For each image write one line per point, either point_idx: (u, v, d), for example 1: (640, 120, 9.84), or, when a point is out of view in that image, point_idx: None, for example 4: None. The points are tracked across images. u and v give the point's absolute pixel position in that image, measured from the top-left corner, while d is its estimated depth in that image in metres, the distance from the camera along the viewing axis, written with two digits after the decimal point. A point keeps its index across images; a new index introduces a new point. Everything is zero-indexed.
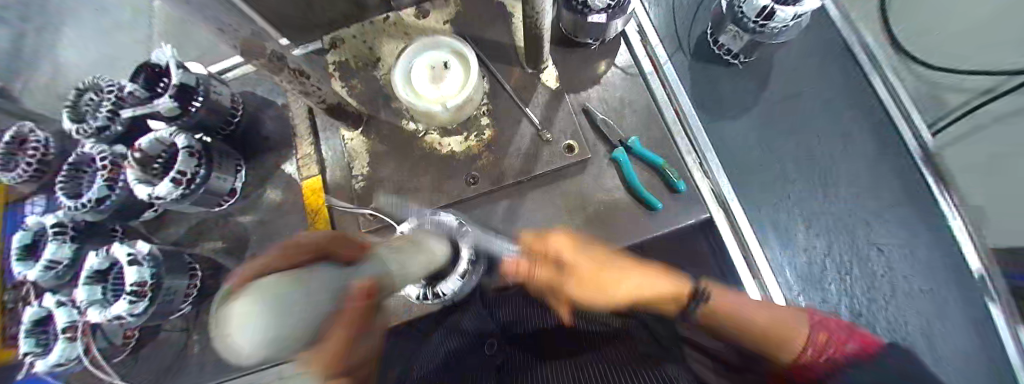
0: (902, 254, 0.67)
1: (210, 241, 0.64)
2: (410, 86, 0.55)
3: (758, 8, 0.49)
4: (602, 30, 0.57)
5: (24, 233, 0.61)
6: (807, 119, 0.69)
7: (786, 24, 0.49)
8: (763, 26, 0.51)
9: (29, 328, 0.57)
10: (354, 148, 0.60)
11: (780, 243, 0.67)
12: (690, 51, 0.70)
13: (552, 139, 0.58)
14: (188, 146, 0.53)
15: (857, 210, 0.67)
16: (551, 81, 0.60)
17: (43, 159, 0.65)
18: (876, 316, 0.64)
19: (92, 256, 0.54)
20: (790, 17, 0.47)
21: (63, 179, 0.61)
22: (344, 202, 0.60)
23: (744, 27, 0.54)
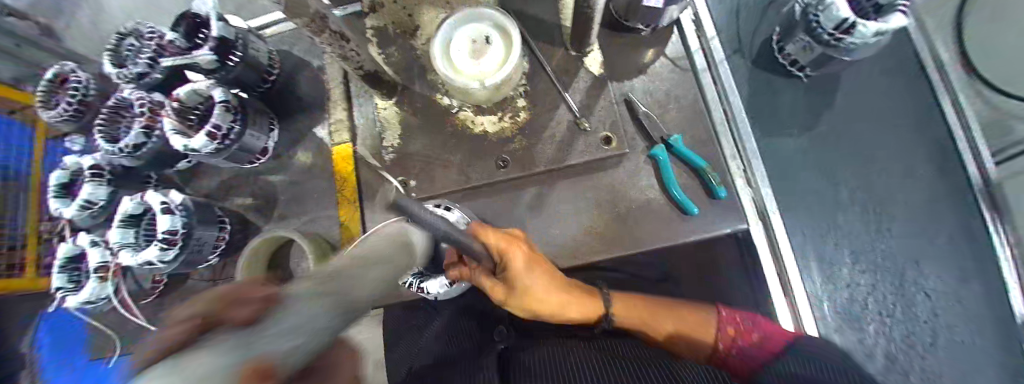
0: (952, 296, 0.62)
1: (239, 197, 0.66)
2: (448, 58, 0.53)
3: (837, 21, 0.43)
4: (658, 15, 0.52)
5: (63, 172, 0.63)
6: (868, 133, 0.64)
7: (866, 41, 0.44)
8: (839, 39, 0.46)
9: (63, 264, 0.60)
10: (385, 118, 0.59)
11: (819, 270, 0.63)
12: (751, 55, 0.63)
13: (589, 128, 0.56)
14: (225, 100, 0.54)
15: (907, 238, 0.63)
16: (594, 67, 0.57)
17: (83, 100, 0.66)
18: (913, 360, 0.60)
19: (127, 199, 0.55)
20: (871, 33, 0.42)
21: (102, 122, 0.62)
22: (373, 171, 0.60)
23: (816, 37, 0.49)
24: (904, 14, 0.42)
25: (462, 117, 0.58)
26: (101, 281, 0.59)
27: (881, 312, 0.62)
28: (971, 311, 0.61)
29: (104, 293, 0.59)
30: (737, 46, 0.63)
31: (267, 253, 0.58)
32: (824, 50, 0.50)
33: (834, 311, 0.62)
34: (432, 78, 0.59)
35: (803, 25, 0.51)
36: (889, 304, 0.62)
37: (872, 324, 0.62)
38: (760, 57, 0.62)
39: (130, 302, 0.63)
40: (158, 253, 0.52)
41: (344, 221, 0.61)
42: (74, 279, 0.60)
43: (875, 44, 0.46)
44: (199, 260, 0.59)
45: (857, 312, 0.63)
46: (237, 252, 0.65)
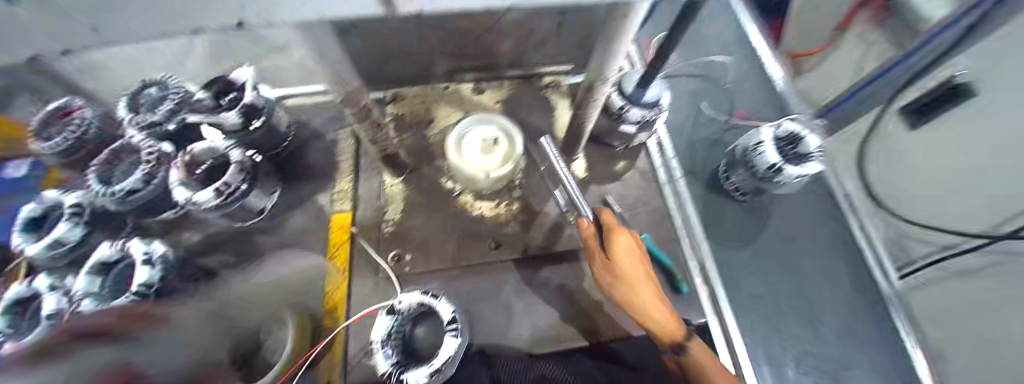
0: None
1: (218, 255, 0.64)
2: (459, 151, 0.61)
3: (769, 164, 0.60)
4: (629, 137, 0.67)
5: (35, 206, 0.59)
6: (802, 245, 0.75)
7: (792, 179, 0.60)
8: (774, 176, 0.61)
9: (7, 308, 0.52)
10: (391, 195, 0.65)
11: None
12: (705, 176, 0.75)
13: (573, 222, 0.64)
14: (240, 161, 0.57)
15: None
16: (579, 171, 0.68)
17: (82, 136, 0.62)
18: None
19: (106, 245, 0.54)
20: (794, 175, 0.59)
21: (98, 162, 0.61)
22: (367, 242, 0.62)
23: (753, 174, 0.64)
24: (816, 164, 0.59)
25: (463, 200, 0.65)
26: (43, 334, 0.49)
27: None
28: None
29: (42, 350, 0.50)
30: (694, 167, 0.76)
31: None
32: (762, 184, 0.65)
33: None
34: (440, 163, 0.67)
35: (738, 161, 0.67)
36: None
37: None
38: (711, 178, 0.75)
39: None
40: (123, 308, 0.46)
41: (328, 288, 0.60)
42: (9, 326, 0.52)
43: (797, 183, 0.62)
44: None
45: None
46: None
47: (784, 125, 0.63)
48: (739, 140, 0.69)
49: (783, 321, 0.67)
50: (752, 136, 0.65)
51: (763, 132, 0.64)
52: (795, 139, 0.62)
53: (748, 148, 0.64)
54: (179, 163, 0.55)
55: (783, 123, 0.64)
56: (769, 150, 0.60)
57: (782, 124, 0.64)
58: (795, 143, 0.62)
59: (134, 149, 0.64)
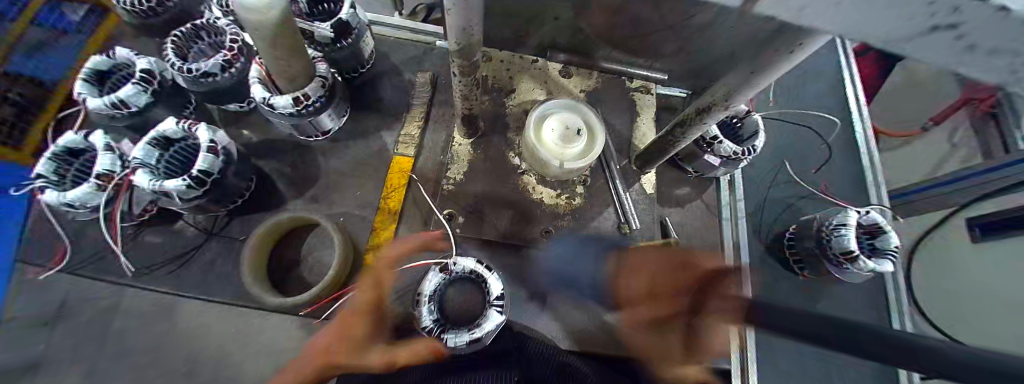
0: None
1: (278, 160, 0.65)
2: (539, 132, 0.59)
3: (847, 249, 0.59)
4: (711, 168, 0.63)
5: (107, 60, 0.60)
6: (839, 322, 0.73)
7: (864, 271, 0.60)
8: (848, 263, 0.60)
9: (57, 152, 0.53)
10: (458, 153, 0.63)
11: None
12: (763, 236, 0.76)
13: (630, 234, 0.61)
14: (322, 75, 0.57)
15: None
16: (649, 186, 0.65)
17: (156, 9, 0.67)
18: None
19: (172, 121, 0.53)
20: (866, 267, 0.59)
21: (182, 33, 0.61)
22: (425, 188, 0.63)
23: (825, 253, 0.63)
24: (891, 264, 0.61)
25: (525, 180, 0.63)
26: (97, 189, 0.50)
27: None
28: None
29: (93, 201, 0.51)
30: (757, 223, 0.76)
31: (276, 235, 0.56)
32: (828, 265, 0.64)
33: None
34: (514, 137, 0.65)
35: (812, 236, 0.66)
36: None
37: None
38: (772, 242, 0.75)
39: (119, 218, 0.55)
40: (181, 188, 0.48)
41: (376, 227, 0.61)
42: (60, 171, 0.53)
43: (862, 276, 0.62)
44: (209, 210, 0.56)
45: None
46: (247, 211, 0.62)
47: (871, 215, 0.64)
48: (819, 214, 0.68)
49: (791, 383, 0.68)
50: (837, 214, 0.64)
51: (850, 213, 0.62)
52: (876, 230, 0.64)
53: (827, 225, 0.64)
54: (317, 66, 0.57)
55: (870, 211, 0.64)
56: (851, 236, 0.59)
57: (868, 213, 0.64)
58: (876, 236, 0.63)
59: (214, 31, 0.63)
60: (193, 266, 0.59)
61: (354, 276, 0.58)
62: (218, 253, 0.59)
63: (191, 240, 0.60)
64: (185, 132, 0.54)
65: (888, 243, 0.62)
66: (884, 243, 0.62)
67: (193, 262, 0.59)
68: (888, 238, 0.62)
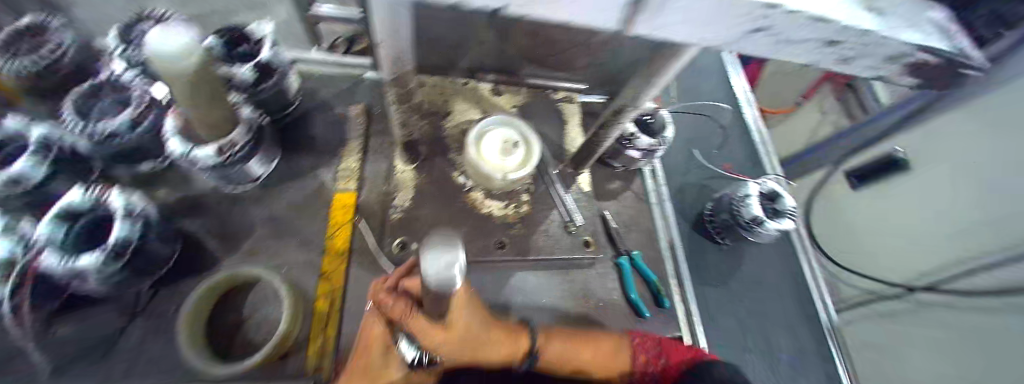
0: None
1: (203, 218, 0.60)
2: (478, 149, 0.63)
3: (754, 216, 0.70)
4: (634, 161, 0.72)
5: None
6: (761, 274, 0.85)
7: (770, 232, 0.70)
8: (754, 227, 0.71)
9: None
10: (401, 180, 0.64)
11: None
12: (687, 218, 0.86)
13: (574, 231, 0.68)
14: (247, 120, 0.56)
15: (783, 363, 0.79)
16: (585, 186, 0.72)
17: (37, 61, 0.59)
18: None
19: (77, 189, 0.48)
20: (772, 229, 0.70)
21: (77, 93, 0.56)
22: (371, 222, 0.62)
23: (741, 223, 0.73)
24: (790, 221, 0.71)
25: (472, 197, 0.66)
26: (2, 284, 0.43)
27: None
28: None
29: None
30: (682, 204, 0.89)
31: (213, 296, 0.52)
32: (742, 232, 0.75)
33: None
34: (455, 157, 0.68)
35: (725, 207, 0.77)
36: None
37: None
38: (695, 221, 0.86)
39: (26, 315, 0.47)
40: (94, 264, 0.44)
41: (325, 270, 0.58)
42: None
43: (770, 235, 0.72)
44: (135, 282, 0.51)
45: None
46: (174, 279, 0.55)
47: (767, 183, 0.75)
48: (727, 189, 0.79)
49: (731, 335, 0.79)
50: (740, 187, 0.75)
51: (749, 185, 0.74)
52: (773, 196, 0.75)
53: (735, 198, 0.74)
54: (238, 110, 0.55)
55: (767, 182, 0.76)
56: (754, 204, 0.70)
57: (765, 182, 0.76)
58: (773, 200, 0.75)
59: (118, 88, 0.59)
60: (109, 355, 0.50)
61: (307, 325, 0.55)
62: (137, 335, 0.51)
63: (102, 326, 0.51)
64: (98, 200, 0.49)
65: (784, 204, 0.73)
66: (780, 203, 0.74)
67: (108, 350, 0.50)
68: (782, 201, 0.74)
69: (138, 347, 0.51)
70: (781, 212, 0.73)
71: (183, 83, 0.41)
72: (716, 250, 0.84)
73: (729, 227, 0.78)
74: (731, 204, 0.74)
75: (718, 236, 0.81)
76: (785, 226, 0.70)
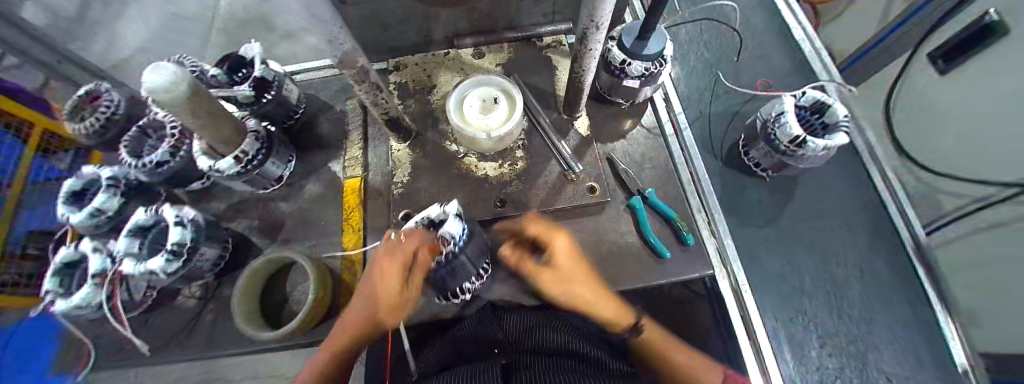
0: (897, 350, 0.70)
1: (245, 219, 0.72)
2: (460, 112, 0.61)
3: (792, 136, 0.60)
4: (636, 94, 0.66)
5: (77, 182, 0.71)
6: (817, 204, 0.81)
7: (819, 152, 0.59)
8: (796, 150, 0.62)
9: (58, 268, 0.62)
10: (398, 159, 0.67)
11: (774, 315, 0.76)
12: (721, 155, 0.86)
13: (575, 179, 0.64)
14: (256, 131, 0.63)
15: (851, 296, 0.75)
16: (582, 129, 0.68)
17: (111, 118, 0.79)
18: None
19: (142, 211, 0.61)
20: (820, 147, 0.58)
21: (130, 138, 0.75)
22: (380, 199, 0.67)
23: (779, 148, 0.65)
24: (845, 134, 0.59)
25: (466, 162, 0.66)
26: (95, 287, 0.58)
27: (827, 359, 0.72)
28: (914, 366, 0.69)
29: (95, 299, 0.58)
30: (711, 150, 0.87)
31: (267, 272, 0.62)
32: (786, 158, 0.66)
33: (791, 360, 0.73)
34: (445, 128, 0.69)
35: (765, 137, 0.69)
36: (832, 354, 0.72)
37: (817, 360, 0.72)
38: (729, 156, 0.85)
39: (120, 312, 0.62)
40: (162, 263, 0.54)
41: (347, 247, 0.66)
42: (65, 284, 0.62)
43: (823, 155, 0.61)
44: (198, 275, 0.62)
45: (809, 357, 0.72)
46: (233, 270, 0.68)
47: (809, 94, 0.66)
48: (761, 111, 0.71)
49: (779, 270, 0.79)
50: (774, 106, 0.67)
51: (786, 102, 0.65)
52: (820, 108, 0.65)
53: (771, 120, 0.66)
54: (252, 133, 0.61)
55: (807, 92, 0.67)
56: (792, 122, 0.60)
57: (806, 93, 0.66)
58: (822, 112, 0.65)
59: (155, 126, 0.78)
60: (199, 328, 0.64)
61: (337, 297, 0.63)
62: (217, 315, 0.64)
63: (191, 309, 0.66)
64: (157, 216, 0.63)
65: (835, 116, 0.62)
66: (832, 117, 0.63)
67: (199, 325, 0.64)
68: (833, 111, 0.62)
69: (218, 325, 0.64)
70: (831, 126, 0.63)
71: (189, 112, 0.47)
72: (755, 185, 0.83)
73: (767, 156, 0.72)
74: (770, 127, 0.66)
75: (760, 168, 0.78)
76: (841, 141, 0.58)
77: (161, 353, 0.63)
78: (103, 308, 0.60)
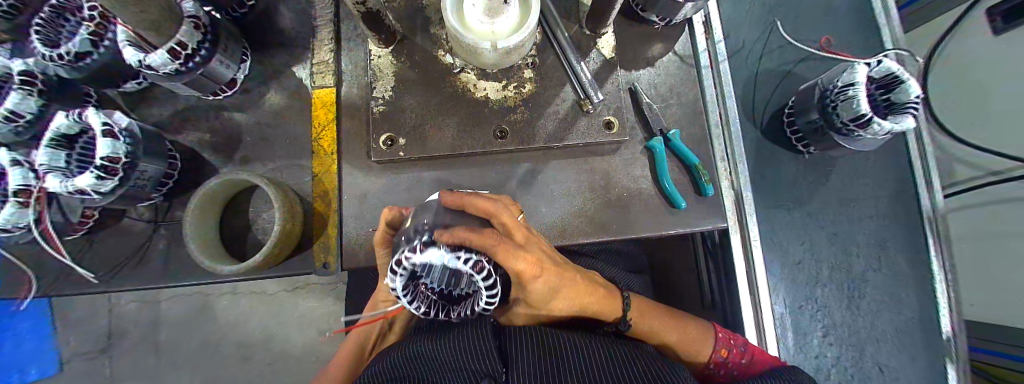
0: (890, 313, 0.83)
1: (195, 132, 0.60)
2: (461, 14, 0.47)
3: (857, 114, 0.53)
4: (676, 10, 0.53)
5: None
6: (847, 169, 0.83)
7: (877, 135, 0.55)
8: (853, 131, 0.56)
9: None
10: (378, 67, 0.54)
11: (784, 289, 0.89)
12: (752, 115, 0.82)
13: (593, 111, 0.54)
14: (194, 15, 0.47)
15: (868, 273, 0.85)
16: (606, 50, 0.56)
17: None
18: (845, 368, 0.85)
19: (61, 116, 0.46)
20: (882, 131, 0.53)
21: (41, 21, 0.53)
22: (358, 121, 0.57)
23: (835, 127, 0.60)
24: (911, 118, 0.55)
25: (464, 79, 0.55)
26: (20, 207, 0.46)
27: (824, 332, 0.87)
28: (899, 328, 0.82)
29: (25, 221, 0.47)
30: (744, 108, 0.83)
31: (221, 200, 0.52)
32: (835, 136, 0.61)
33: (791, 328, 0.89)
34: (437, 32, 0.56)
35: (819, 108, 0.63)
36: (827, 327, 0.87)
37: (817, 337, 0.87)
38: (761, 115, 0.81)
39: (57, 236, 0.53)
40: (92, 182, 0.42)
41: (318, 174, 0.57)
42: None
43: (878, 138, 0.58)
44: (142, 196, 0.52)
45: (802, 327, 0.88)
46: (185, 193, 0.58)
47: (884, 65, 0.58)
48: (823, 78, 0.63)
49: (791, 243, 0.89)
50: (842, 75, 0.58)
51: (860, 71, 0.56)
52: (892, 83, 0.59)
53: (833, 91, 0.58)
54: (195, 21, 0.46)
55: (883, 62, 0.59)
56: (862, 97, 0.53)
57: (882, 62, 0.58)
58: (891, 87, 0.59)
59: (76, 8, 0.55)
60: (152, 257, 0.57)
61: (309, 226, 0.56)
62: (172, 243, 0.57)
63: (142, 234, 0.57)
64: (82, 125, 0.47)
65: (906, 95, 0.56)
66: (905, 96, 0.57)
67: (151, 254, 0.57)
68: (906, 88, 0.56)
69: (174, 253, 0.57)
70: (897, 106, 0.58)
71: None
72: (792, 160, 0.83)
73: (815, 131, 0.67)
74: (831, 98, 0.59)
75: (801, 143, 0.74)
76: (906, 126, 0.54)
77: (104, 280, 0.56)
78: (37, 229, 0.49)
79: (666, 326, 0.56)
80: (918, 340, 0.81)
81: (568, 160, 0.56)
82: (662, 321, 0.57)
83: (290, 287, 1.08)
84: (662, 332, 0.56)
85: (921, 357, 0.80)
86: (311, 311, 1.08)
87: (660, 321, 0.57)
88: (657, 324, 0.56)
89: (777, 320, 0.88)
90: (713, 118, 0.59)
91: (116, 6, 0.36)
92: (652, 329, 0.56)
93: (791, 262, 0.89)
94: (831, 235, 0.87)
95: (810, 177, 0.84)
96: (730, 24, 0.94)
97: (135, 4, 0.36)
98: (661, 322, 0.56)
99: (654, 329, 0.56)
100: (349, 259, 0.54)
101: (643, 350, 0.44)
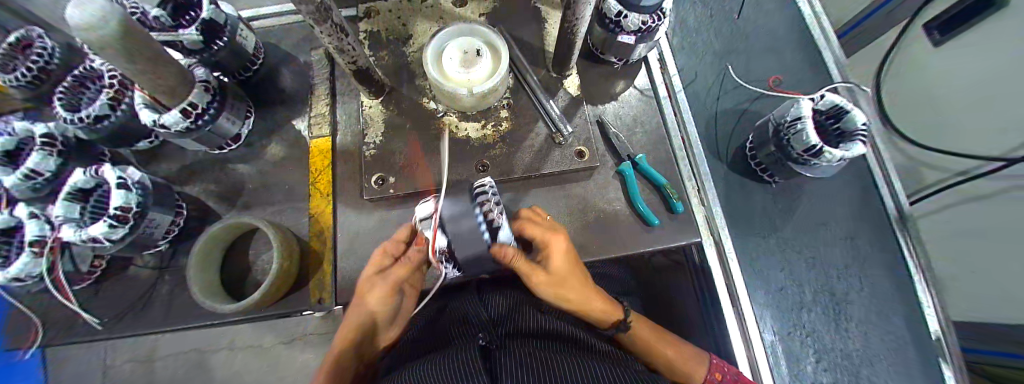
0: (881, 324, 0.84)
1: (201, 184, 0.65)
2: (440, 66, 0.53)
3: (808, 144, 0.59)
4: (629, 52, 0.60)
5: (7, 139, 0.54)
6: (814, 181, 0.88)
7: (830, 163, 0.59)
8: (808, 160, 0.62)
9: None
10: (370, 116, 0.60)
11: (773, 319, 0.89)
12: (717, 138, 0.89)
13: (564, 142, 0.60)
14: (205, 80, 0.53)
15: (854, 280, 0.86)
16: (572, 89, 0.63)
17: (45, 69, 0.60)
18: None
19: (79, 172, 0.50)
20: (834, 158, 0.58)
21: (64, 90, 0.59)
22: (351, 164, 0.62)
23: (791, 155, 0.66)
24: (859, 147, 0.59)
25: (447, 121, 0.61)
26: (34, 257, 0.49)
27: (818, 357, 0.86)
28: (889, 339, 0.83)
29: (37, 271, 0.50)
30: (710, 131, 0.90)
31: (223, 244, 0.56)
32: (793, 165, 0.66)
33: (784, 352, 0.88)
34: (421, 83, 0.63)
35: (774, 140, 0.70)
36: (820, 350, 0.86)
37: (811, 364, 0.86)
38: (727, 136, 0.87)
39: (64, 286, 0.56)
40: (104, 230, 0.46)
41: (315, 213, 0.62)
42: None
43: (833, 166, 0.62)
44: (149, 244, 0.55)
45: (794, 351, 0.87)
46: (188, 240, 0.62)
47: (828, 98, 0.65)
48: (776, 113, 0.70)
49: (779, 257, 0.90)
50: (791, 110, 0.64)
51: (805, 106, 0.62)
52: (837, 113, 0.65)
53: (786, 125, 0.64)
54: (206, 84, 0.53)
55: (825, 96, 0.66)
56: (809, 130, 0.59)
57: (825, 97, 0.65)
58: (839, 117, 0.65)
59: (97, 75, 0.61)
60: (153, 304, 0.59)
61: (305, 265, 0.59)
62: (174, 288, 0.59)
63: (145, 281, 0.60)
64: (98, 180, 0.52)
65: (853, 124, 0.62)
66: (851, 124, 0.63)
67: (152, 301, 0.59)
68: (852, 118, 0.62)
69: (175, 300, 0.59)
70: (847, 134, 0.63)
71: (122, 54, 0.38)
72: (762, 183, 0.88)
73: (775, 161, 0.72)
74: (785, 130, 0.65)
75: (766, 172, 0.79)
76: (856, 152, 0.58)
77: (104, 328, 0.57)
78: (47, 279, 0.52)
79: (656, 340, 0.59)
80: (910, 346, 0.82)
81: (548, 188, 0.61)
82: (651, 335, 0.60)
83: (287, 339, 1.07)
84: (652, 345, 0.58)
85: (916, 362, 0.81)
86: (308, 362, 1.05)
87: (649, 335, 0.59)
88: (646, 338, 0.59)
89: (766, 348, 0.87)
90: (676, 143, 0.65)
91: (141, 74, 0.42)
92: (643, 341, 0.59)
93: (779, 284, 0.90)
94: (810, 260, 0.89)
95: (781, 193, 0.88)
96: (690, 59, 1.05)
97: (156, 72, 0.43)
98: (650, 336, 0.59)
99: (644, 343, 0.58)
100: (343, 294, 0.56)
101: (633, 367, 0.47)
